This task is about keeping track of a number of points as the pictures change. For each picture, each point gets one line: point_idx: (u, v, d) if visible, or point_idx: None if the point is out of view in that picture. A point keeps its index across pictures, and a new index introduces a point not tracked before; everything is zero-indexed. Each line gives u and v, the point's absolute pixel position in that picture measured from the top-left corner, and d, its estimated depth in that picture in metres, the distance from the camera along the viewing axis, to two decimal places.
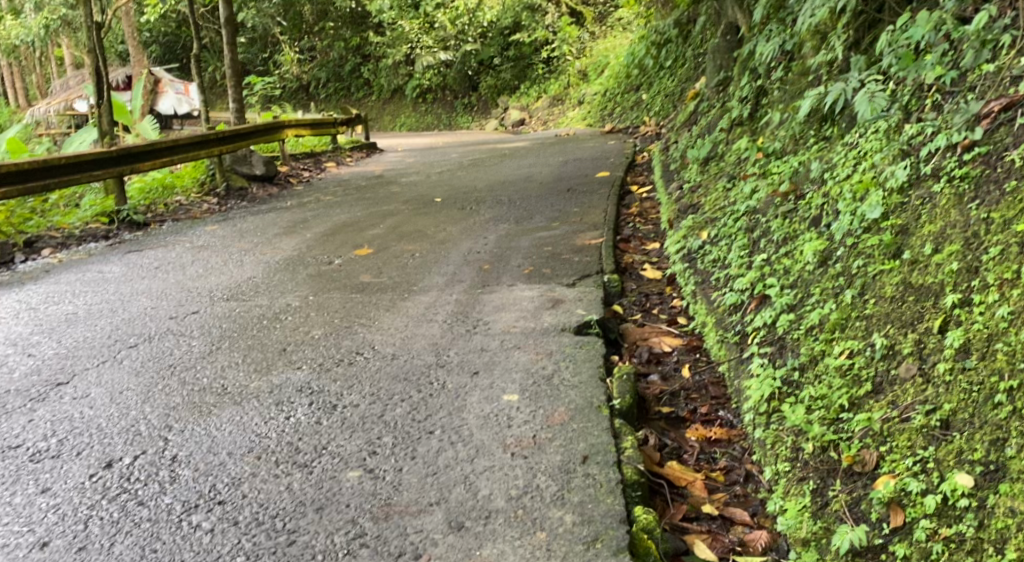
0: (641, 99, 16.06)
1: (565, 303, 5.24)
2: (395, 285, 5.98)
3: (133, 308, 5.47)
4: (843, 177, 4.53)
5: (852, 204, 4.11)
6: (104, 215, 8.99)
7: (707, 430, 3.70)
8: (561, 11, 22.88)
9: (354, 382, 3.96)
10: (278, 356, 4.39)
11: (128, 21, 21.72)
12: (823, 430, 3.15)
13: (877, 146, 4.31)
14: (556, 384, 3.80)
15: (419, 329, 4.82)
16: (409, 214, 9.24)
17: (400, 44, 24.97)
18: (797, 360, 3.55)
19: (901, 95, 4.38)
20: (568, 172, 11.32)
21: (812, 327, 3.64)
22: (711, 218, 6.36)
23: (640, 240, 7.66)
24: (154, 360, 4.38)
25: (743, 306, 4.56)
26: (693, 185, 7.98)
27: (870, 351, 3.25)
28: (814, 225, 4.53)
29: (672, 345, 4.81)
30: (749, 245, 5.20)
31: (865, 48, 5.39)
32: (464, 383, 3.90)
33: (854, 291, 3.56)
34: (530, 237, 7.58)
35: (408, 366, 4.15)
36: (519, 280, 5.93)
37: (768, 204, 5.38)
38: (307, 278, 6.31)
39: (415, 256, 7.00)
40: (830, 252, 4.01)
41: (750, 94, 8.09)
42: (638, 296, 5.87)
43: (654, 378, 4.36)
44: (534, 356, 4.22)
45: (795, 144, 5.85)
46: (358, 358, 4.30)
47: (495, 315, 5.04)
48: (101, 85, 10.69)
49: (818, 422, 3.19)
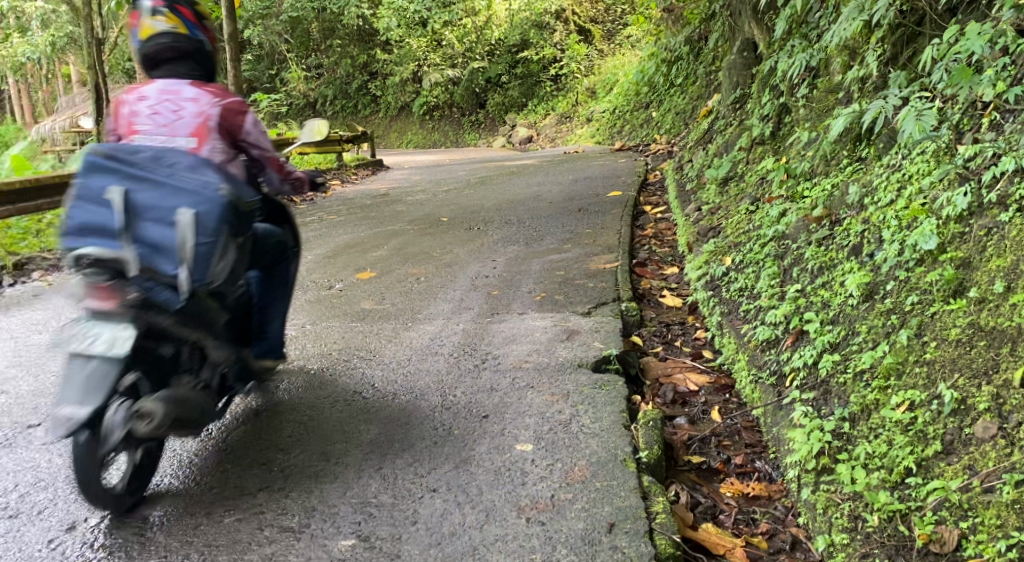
0: (651, 116, 15.77)
1: (580, 335, 4.88)
2: (399, 312, 5.63)
3: None
4: (886, 203, 4.17)
5: (899, 232, 3.81)
6: None
7: (744, 485, 3.35)
8: (569, 29, 22.76)
9: (351, 426, 3.59)
10: (271, 395, 4.02)
11: (138, 39, 21.67)
12: (888, 498, 2.78)
13: (925, 169, 3.98)
14: (574, 431, 3.44)
15: (423, 363, 4.45)
16: (414, 234, 8.91)
17: (408, 62, 24.49)
18: (847, 409, 3.19)
19: (951, 114, 4.06)
20: (579, 190, 10.99)
21: (861, 371, 3.28)
22: (734, 243, 6.00)
23: (656, 264, 7.29)
24: None
25: (778, 341, 4.19)
26: (712, 207, 7.64)
27: (935, 405, 2.89)
28: (854, 254, 4.18)
29: (698, 382, 4.44)
30: (780, 273, 4.84)
31: (904, 63, 5.06)
32: (473, 429, 3.53)
33: (910, 331, 3.19)
34: (541, 260, 7.22)
35: (411, 408, 3.78)
36: (531, 308, 5.58)
37: (799, 229, 5.03)
38: (306, 304, 5.96)
39: (420, 279, 6.67)
40: (876, 286, 3.67)
41: (771, 111, 7.73)
42: (658, 326, 5.50)
43: (681, 421, 4.00)
44: (549, 397, 3.85)
45: (825, 165, 5.51)
46: (356, 398, 3.93)
47: (505, 348, 4.68)
48: (102, 102, 10.40)
49: (880, 489, 2.83)
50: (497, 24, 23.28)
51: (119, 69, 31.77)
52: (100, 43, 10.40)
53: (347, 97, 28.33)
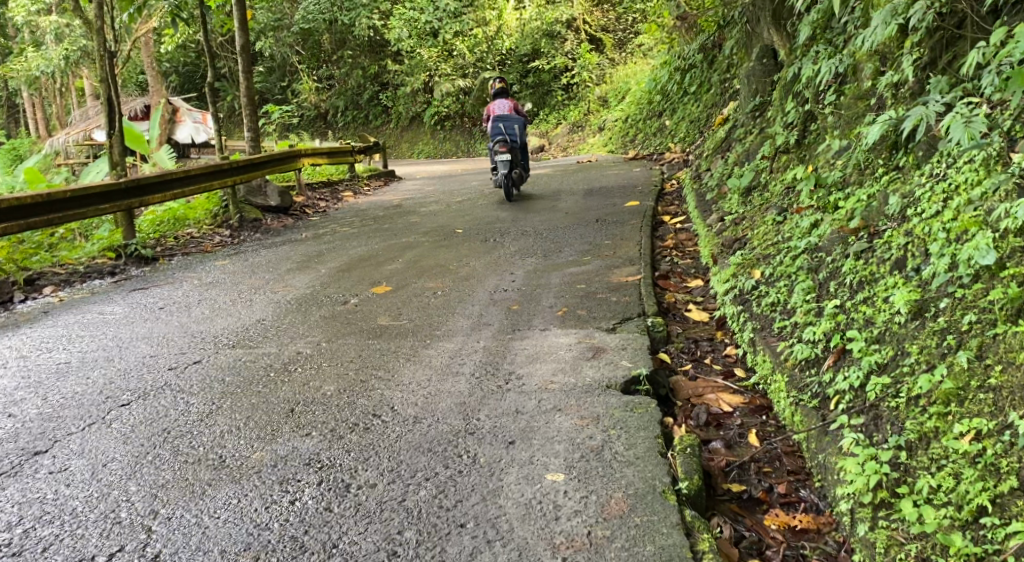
0: (664, 125, 15.58)
1: (606, 353, 4.69)
2: (416, 328, 5.45)
3: (130, 357, 4.91)
4: (930, 215, 3.97)
5: (948, 245, 3.65)
6: (112, 249, 8.53)
7: (790, 517, 3.24)
8: (580, 38, 22.69)
9: (370, 454, 3.39)
10: (286, 419, 3.80)
11: (150, 52, 21.67)
12: (963, 540, 2.69)
13: (973, 179, 3.82)
14: (608, 460, 3.27)
15: (443, 384, 4.25)
16: (429, 246, 8.74)
17: (420, 72, 24.64)
18: (903, 437, 3.09)
19: (1002, 120, 3.91)
20: (595, 200, 10.80)
21: (916, 396, 3.17)
22: (763, 255, 5.78)
23: (679, 276, 7.09)
24: (147, 423, 3.79)
25: (819, 361, 4.00)
26: (735, 218, 7.45)
27: (1006, 436, 2.79)
28: (896, 268, 3.99)
29: (732, 404, 4.25)
30: (815, 287, 4.64)
31: (943, 68, 4.87)
32: (500, 456, 3.34)
33: (970, 353, 3.10)
34: (560, 273, 7.03)
35: (433, 433, 3.58)
36: (553, 324, 5.39)
37: (834, 241, 4.83)
38: (320, 320, 5.79)
39: (437, 294, 6.49)
40: (926, 303, 3.49)
41: (795, 119, 7.52)
42: (686, 343, 5.29)
43: (716, 446, 3.81)
44: (579, 421, 3.66)
45: (859, 174, 5.32)
46: (375, 423, 3.73)
47: (528, 367, 4.49)
48: (113, 113, 10.22)
49: (953, 530, 2.74)
50: (508, 34, 23.20)
51: (130, 81, 31.83)
52: (111, 54, 10.27)
53: (359, 107, 28.26)
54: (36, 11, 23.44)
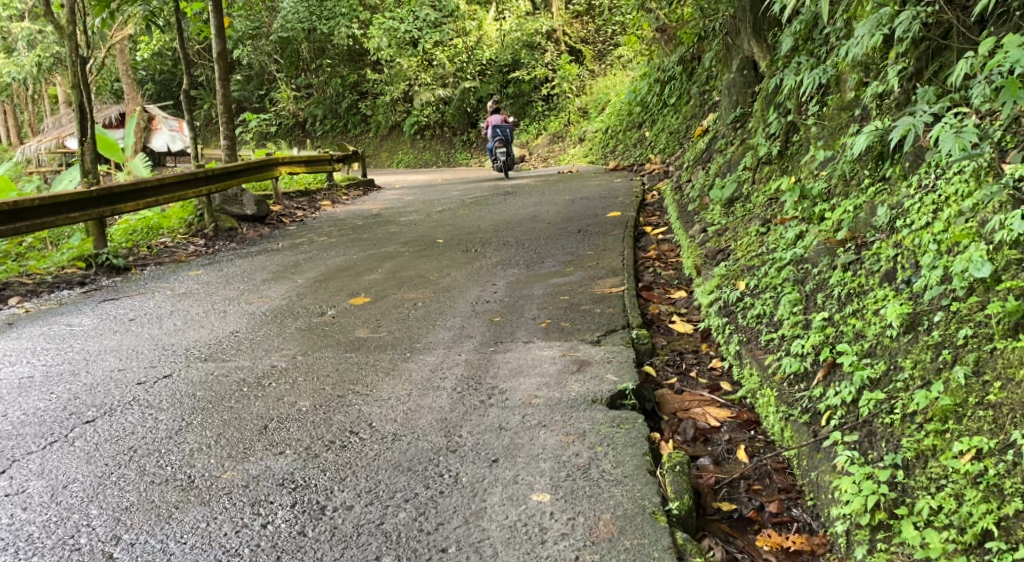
0: (644, 136, 15.57)
1: (590, 366, 4.57)
2: (395, 341, 5.31)
3: (97, 371, 4.73)
4: (921, 226, 3.90)
5: (939, 257, 3.59)
6: (82, 259, 8.30)
7: (783, 538, 3.16)
8: (560, 50, 22.89)
9: (347, 473, 3.25)
10: (259, 436, 3.64)
11: (126, 60, 21.43)
12: None
13: (964, 191, 3.76)
14: (595, 479, 3.16)
15: (424, 399, 4.11)
16: (409, 256, 8.61)
17: (399, 81, 24.19)
18: (899, 455, 3.03)
19: (991, 131, 3.85)
20: (576, 210, 10.71)
21: (912, 412, 3.11)
22: (747, 266, 5.70)
23: (663, 287, 7.01)
24: (112, 441, 3.62)
25: (808, 375, 3.93)
26: (718, 228, 7.40)
27: (1008, 456, 2.74)
28: (887, 280, 3.92)
29: (720, 418, 4.16)
30: (802, 299, 4.57)
31: (930, 79, 4.83)
32: (483, 476, 3.22)
33: (966, 369, 3.04)
34: (543, 284, 6.92)
35: (413, 451, 3.45)
36: (536, 336, 5.28)
37: (820, 252, 4.76)
38: (297, 332, 5.63)
39: (417, 305, 6.36)
40: (918, 316, 3.43)
41: (777, 130, 7.47)
42: (671, 355, 5.19)
43: (704, 462, 3.72)
44: (564, 438, 3.54)
45: (844, 185, 5.26)
46: (352, 440, 3.59)
47: (512, 382, 4.36)
48: (85, 120, 9.98)
49: (958, 555, 2.67)
50: (488, 44, 23.28)
51: (105, 89, 31.47)
52: (83, 61, 10.05)
53: (337, 116, 28.02)
54: (9, 17, 23.12)
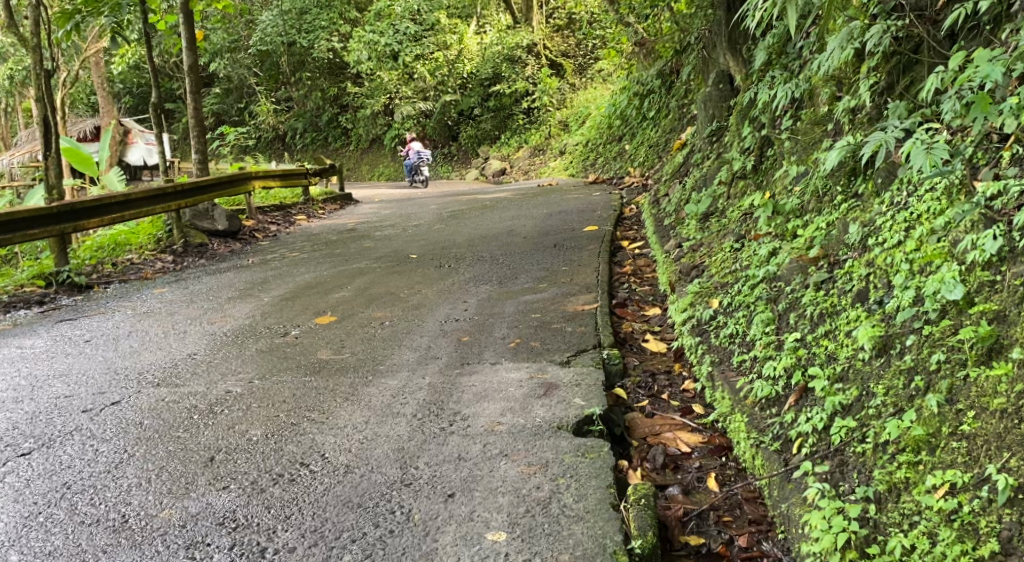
0: (624, 149, 15.49)
1: (557, 390, 4.41)
2: (359, 363, 5.13)
3: (42, 398, 4.51)
4: (893, 245, 3.79)
5: (913, 277, 3.48)
6: (42, 277, 8.07)
7: None
8: (541, 63, 22.73)
9: (292, 510, 3.17)
10: (203, 470, 3.51)
11: (101, 72, 21.19)
12: None
13: (936, 208, 3.65)
14: (555, 515, 3.05)
15: (383, 428, 3.94)
16: (381, 272, 8.44)
17: (380, 94, 24.07)
18: (871, 488, 2.92)
19: (963, 146, 3.73)
20: (552, 224, 10.58)
21: (884, 442, 2.99)
22: (721, 283, 5.58)
23: (637, 304, 6.87)
24: (46, 476, 3.51)
25: (780, 399, 3.79)
26: (693, 243, 7.29)
27: (983, 492, 2.63)
28: (859, 300, 3.80)
29: (690, 444, 4.01)
30: (774, 319, 4.44)
31: (901, 93, 4.73)
32: (436, 513, 3.11)
33: (940, 397, 2.92)
34: (515, 301, 6.78)
35: (365, 485, 3.32)
36: (504, 357, 5.13)
37: (793, 270, 4.65)
38: (257, 353, 5.44)
39: (384, 324, 6.19)
40: (891, 339, 3.31)
41: (752, 144, 7.36)
42: (643, 376, 5.04)
43: (673, 492, 3.59)
44: (525, 469, 3.40)
45: (817, 201, 5.14)
46: (302, 473, 3.45)
47: (476, 407, 4.20)
48: (49, 134, 9.72)
49: None
50: (468, 58, 23.16)
51: (81, 102, 31.19)
52: (47, 73, 9.79)
53: (318, 129, 27.90)
54: None
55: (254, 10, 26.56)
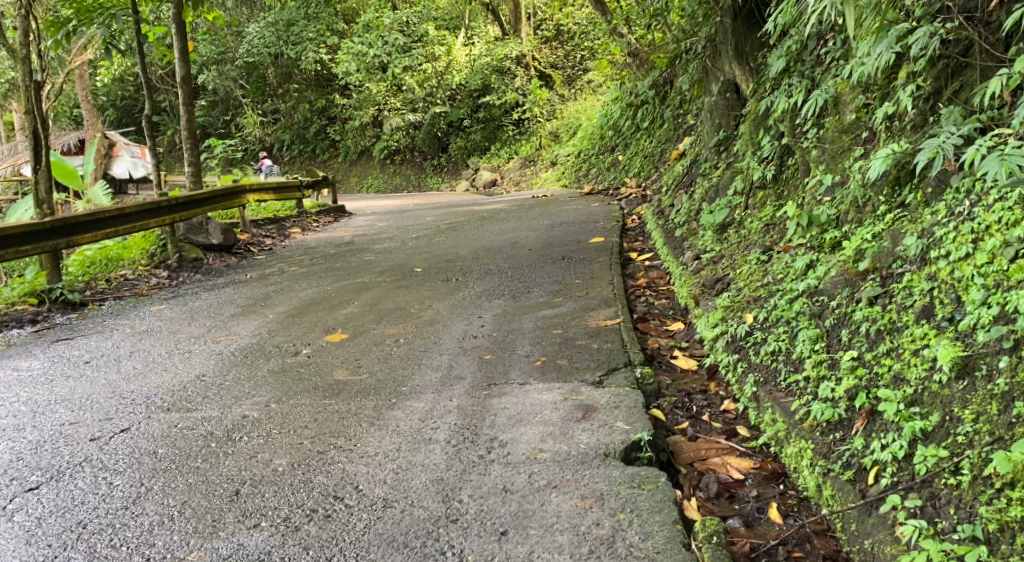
0: (618, 159, 15.26)
1: (597, 413, 4.14)
2: (379, 384, 4.86)
3: (44, 426, 4.20)
4: (960, 257, 3.57)
5: (991, 293, 3.32)
6: (35, 294, 7.74)
7: None
8: (529, 75, 22.61)
9: (333, 552, 3.00)
10: (229, 505, 3.28)
11: (85, 85, 20.79)
12: None
13: (1010, 218, 3.45)
14: (623, 556, 2.92)
15: (416, 456, 3.66)
16: (387, 287, 8.15)
17: (368, 106, 23.75)
18: (978, 527, 2.85)
19: None
20: (556, 236, 10.32)
21: (986, 474, 2.91)
22: (752, 297, 5.29)
23: (658, 319, 6.64)
24: (59, 514, 3.27)
25: (843, 424, 3.56)
26: (711, 255, 7.05)
27: None
28: (924, 316, 3.55)
29: (743, 470, 3.76)
30: (822, 336, 4.20)
31: (950, 98, 4.53)
32: (491, 554, 2.96)
33: None
34: (532, 316, 6.50)
35: (408, 522, 3.13)
36: (532, 377, 4.86)
37: (838, 283, 4.41)
38: (269, 374, 5.14)
39: (399, 342, 5.93)
40: (974, 360, 3.20)
41: (771, 153, 7.11)
42: (679, 396, 4.78)
43: (735, 524, 3.39)
44: (580, 502, 3.20)
45: (856, 211, 4.90)
46: (337, 510, 3.23)
47: (513, 432, 3.92)
48: (39, 148, 9.37)
49: None
50: (457, 69, 22.73)
51: (63, 115, 30.68)
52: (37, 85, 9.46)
53: (305, 141, 27.67)
54: None
55: (241, 21, 26.24)
